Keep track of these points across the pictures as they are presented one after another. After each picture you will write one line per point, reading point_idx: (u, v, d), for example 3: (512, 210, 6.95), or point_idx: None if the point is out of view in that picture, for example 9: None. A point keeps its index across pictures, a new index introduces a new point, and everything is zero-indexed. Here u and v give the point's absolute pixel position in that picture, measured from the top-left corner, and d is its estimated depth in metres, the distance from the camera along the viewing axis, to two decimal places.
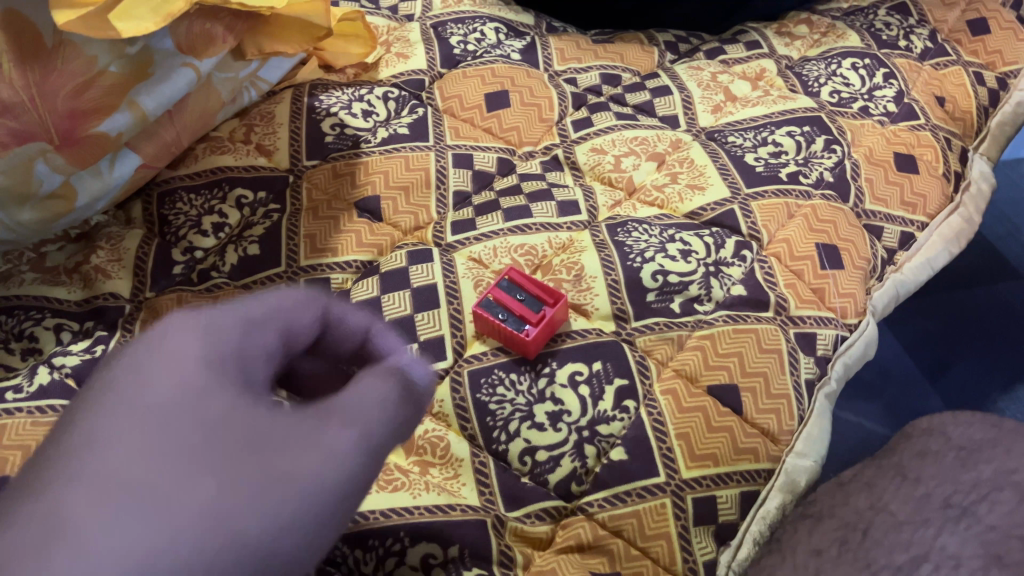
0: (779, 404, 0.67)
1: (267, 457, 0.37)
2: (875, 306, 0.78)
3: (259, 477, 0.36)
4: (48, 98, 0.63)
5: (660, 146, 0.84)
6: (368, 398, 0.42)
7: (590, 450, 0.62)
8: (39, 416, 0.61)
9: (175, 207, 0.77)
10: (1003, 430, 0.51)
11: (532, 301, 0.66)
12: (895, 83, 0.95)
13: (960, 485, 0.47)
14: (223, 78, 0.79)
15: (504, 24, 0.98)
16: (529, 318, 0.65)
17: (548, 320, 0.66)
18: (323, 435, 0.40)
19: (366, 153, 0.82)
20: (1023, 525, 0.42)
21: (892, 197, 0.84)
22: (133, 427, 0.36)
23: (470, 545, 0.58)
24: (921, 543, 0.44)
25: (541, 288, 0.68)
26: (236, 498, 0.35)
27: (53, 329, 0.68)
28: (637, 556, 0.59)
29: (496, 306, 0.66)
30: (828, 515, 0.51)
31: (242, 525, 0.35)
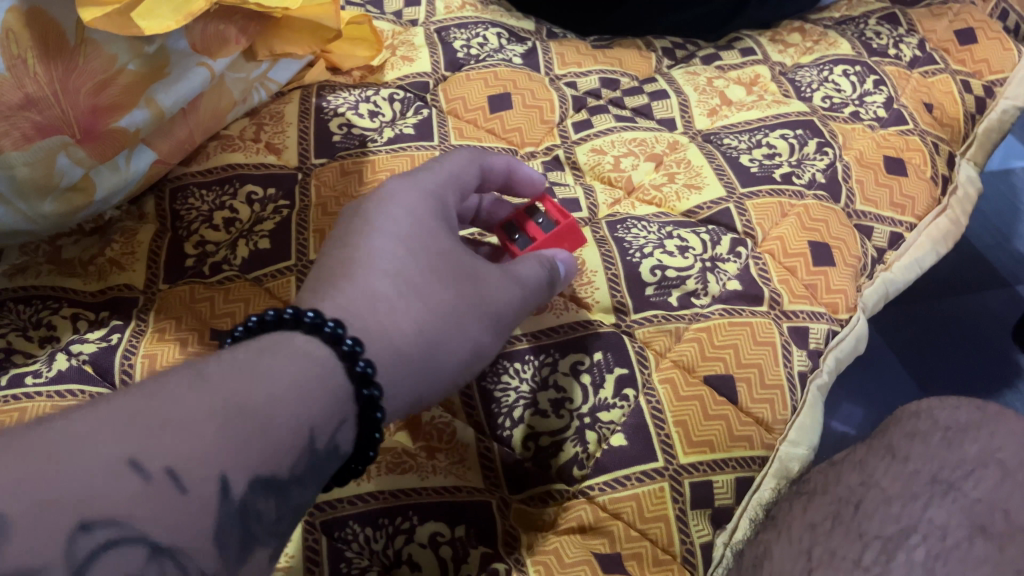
0: (773, 394, 0.69)
1: (457, 305, 0.52)
2: (866, 303, 0.81)
3: (453, 320, 0.51)
4: (70, 94, 0.66)
5: (658, 148, 0.87)
6: (505, 283, 0.57)
7: (592, 436, 0.64)
8: (59, 399, 0.63)
9: (187, 202, 0.79)
10: (987, 412, 0.53)
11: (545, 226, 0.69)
12: (885, 90, 0.98)
13: (947, 464, 0.49)
14: (235, 79, 0.82)
15: (505, 30, 1.01)
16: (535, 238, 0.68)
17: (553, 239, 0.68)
18: (486, 316, 0.54)
19: (374, 152, 0.84)
20: (1006, 500, 0.46)
21: (882, 198, 0.87)
22: (387, 263, 0.51)
23: (476, 526, 0.60)
24: (909, 516, 0.46)
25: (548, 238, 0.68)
26: (440, 327, 0.50)
27: (70, 318, 0.70)
28: (636, 537, 0.61)
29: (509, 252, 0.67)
30: (815, 490, 0.53)
31: (435, 352, 0.50)
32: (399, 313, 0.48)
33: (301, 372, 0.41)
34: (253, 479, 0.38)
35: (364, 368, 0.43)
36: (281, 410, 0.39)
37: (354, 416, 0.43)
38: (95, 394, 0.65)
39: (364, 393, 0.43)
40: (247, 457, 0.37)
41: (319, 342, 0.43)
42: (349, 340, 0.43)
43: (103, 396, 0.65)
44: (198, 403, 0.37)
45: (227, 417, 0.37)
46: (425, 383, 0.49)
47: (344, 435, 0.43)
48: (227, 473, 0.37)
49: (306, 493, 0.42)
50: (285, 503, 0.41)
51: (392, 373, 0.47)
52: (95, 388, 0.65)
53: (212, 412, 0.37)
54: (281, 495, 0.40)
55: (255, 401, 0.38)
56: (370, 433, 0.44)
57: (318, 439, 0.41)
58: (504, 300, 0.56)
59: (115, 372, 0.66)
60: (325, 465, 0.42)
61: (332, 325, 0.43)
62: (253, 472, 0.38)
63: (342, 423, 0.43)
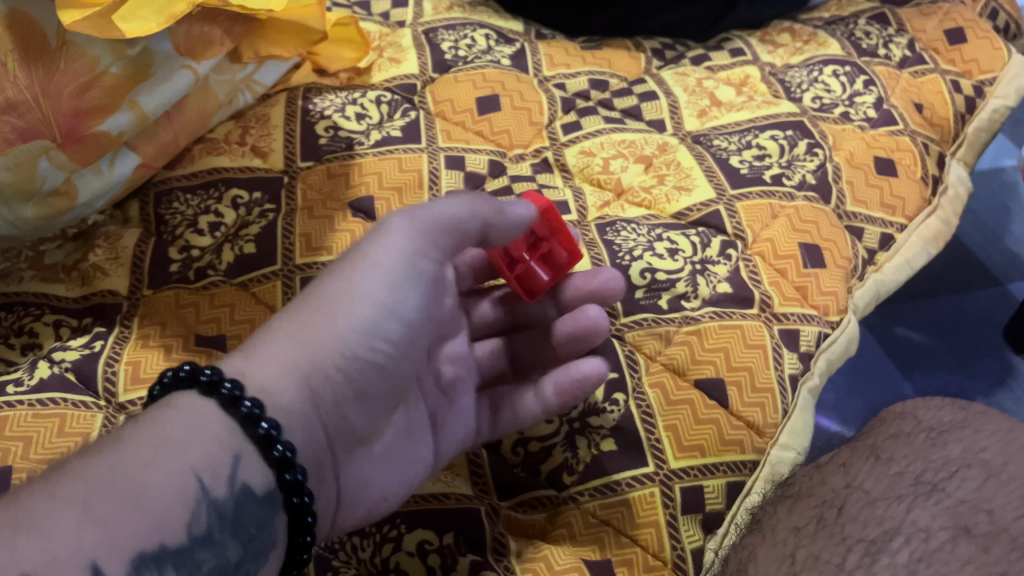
0: (764, 398, 0.68)
1: (342, 275, 0.56)
2: (856, 304, 0.80)
3: (323, 305, 0.54)
4: (51, 97, 0.65)
5: (647, 149, 0.86)
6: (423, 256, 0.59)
7: (582, 441, 0.64)
8: (40, 408, 0.62)
9: (172, 206, 0.78)
10: (971, 411, 0.51)
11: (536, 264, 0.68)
12: (874, 90, 0.98)
13: (930, 464, 0.46)
14: (221, 80, 0.81)
15: (494, 31, 1.01)
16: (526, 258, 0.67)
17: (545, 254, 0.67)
18: (371, 278, 0.56)
19: (360, 155, 0.83)
20: (990, 499, 0.42)
21: (872, 199, 0.87)
22: (289, 311, 0.55)
23: (464, 533, 0.59)
24: (892, 518, 0.43)
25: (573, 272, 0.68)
26: (311, 318, 0.54)
27: (52, 325, 0.69)
28: (626, 544, 0.61)
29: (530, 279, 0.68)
30: (801, 492, 0.50)
31: (304, 340, 0.53)
32: (274, 330, 0.53)
33: (168, 432, 0.44)
34: (131, 556, 0.39)
35: (232, 390, 0.47)
36: (158, 482, 0.42)
37: (246, 447, 0.46)
38: (78, 402, 0.63)
39: (243, 415, 0.47)
40: (118, 534, 0.39)
41: (201, 396, 0.47)
42: (229, 385, 0.47)
43: (86, 404, 0.63)
44: (56, 498, 0.39)
45: (89, 501, 0.39)
46: (305, 373, 0.51)
47: (243, 469, 0.46)
48: (98, 559, 0.38)
49: (219, 538, 0.44)
50: (191, 563, 0.42)
51: (261, 377, 0.50)
52: (78, 396, 0.64)
53: (74, 499, 0.39)
54: (182, 558, 0.42)
55: (118, 478, 0.41)
56: (274, 460, 0.47)
57: (204, 483, 0.44)
58: (396, 256, 0.57)
59: (98, 380, 0.65)
60: (227, 509, 0.44)
61: (205, 373, 0.47)
62: (131, 547, 0.39)
63: (233, 459, 0.46)
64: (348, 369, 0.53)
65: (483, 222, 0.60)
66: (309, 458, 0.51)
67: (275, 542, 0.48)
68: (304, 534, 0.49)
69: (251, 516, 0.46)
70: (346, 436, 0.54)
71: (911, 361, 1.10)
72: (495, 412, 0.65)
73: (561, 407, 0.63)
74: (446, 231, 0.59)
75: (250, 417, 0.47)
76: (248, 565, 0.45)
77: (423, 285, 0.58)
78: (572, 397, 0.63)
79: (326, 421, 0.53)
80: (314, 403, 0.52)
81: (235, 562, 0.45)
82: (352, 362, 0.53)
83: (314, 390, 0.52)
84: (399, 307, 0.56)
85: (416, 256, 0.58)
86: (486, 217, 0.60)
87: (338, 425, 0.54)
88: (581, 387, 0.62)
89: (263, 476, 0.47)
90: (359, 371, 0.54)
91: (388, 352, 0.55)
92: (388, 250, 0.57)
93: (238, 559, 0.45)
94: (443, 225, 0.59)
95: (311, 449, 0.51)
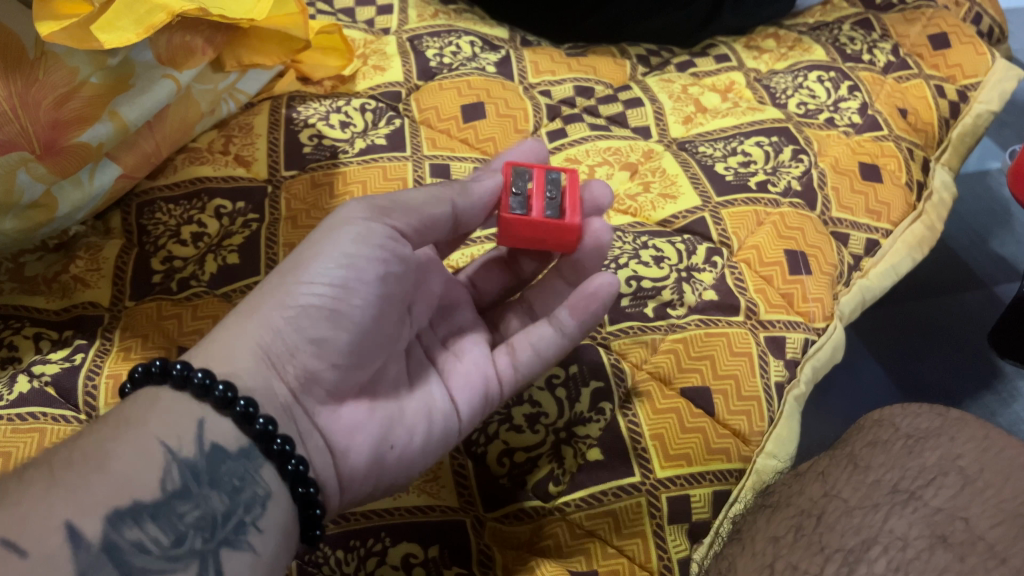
0: (750, 406, 0.68)
1: (306, 239, 0.56)
2: (842, 310, 0.80)
3: (283, 270, 0.55)
4: (29, 108, 0.64)
5: (633, 156, 0.86)
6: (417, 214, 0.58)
7: (568, 451, 0.64)
8: (19, 423, 0.62)
9: (154, 216, 0.78)
10: (949, 417, 0.50)
11: (557, 206, 0.62)
12: (859, 96, 0.98)
13: (908, 472, 0.46)
14: (202, 90, 0.81)
15: (480, 38, 1.01)
16: (535, 209, 0.62)
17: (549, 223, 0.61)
18: (332, 240, 0.54)
19: (344, 163, 0.83)
20: (966, 507, 0.42)
21: (858, 205, 0.87)
22: (248, 296, 0.55)
23: (449, 546, 0.58)
24: (870, 527, 0.43)
25: (575, 200, 0.63)
26: (270, 278, 0.55)
27: (32, 338, 0.69)
28: (613, 554, 0.60)
29: (523, 176, 0.63)
30: (780, 501, 0.50)
31: (258, 298, 0.54)
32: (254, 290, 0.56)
33: (123, 413, 0.45)
34: (106, 511, 0.40)
35: (182, 369, 0.47)
36: (119, 448, 0.43)
37: (209, 410, 0.47)
38: (57, 416, 0.63)
39: (197, 386, 0.47)
40: (87, 495, 0.40)
41: (156, 387, 0.48)
42: (178, 365, 0.47)
43: (67, 418, 0.63)
44: (18, 479, 0.40)
45: (54, 474, 0.40)
46: (254, 333, 0.52)
47: (210, 429, 0.47)
48: (72, 518, 0.39)
49: (198, 491, 0.44)
50: (171, 516, 0.43)
51: (216, 343, 0.52)
52: (57, 410, 0.63)
53: (39, 477, 0.40)
54: (159, 511, 0.42)
55: (75, 454, 0.42)
56: (238, 416, 0.48)
57: (170, 446, 0.44)
58: (352, 223, 0.55)
59: (78, 394, 0.64)
60: (200, 466, 0.45)
61: (157, 364, 0.48)
62: (104, 504, 0.40)
63: (197, 423, 0.46)
64: (298, 324, 0.52)
65: (453, 204, 0.60)
66: (280, 413, 0.51)
67: (271, 494, 0.48)
68: (302, 482, 0.49)
69: (230, 469, 0.46)
70: (318, 387, 0.53)
71: (900, 359, 1.11)
72: (512, 355, 0.64)
73: (579, 327, 0.63)
74: (412, 208, 0.58)
75: (204, 387, 0.47)
76: (241, 512, 0.46)
77: (388, 248, 0.56)
78: (585, 313, 0.62)
79: (288, 378, 0.52)
80: (268, 361, 0.52)
81: (224, 512, 0.45)
82: (303, 317, 0.53)
83: (268, 349, 0.52)
84: (355, 266, 0.54)
85: (372, 221, 0.56)
86: (453, 201, 0.60)
87: (308, 380, 0.53)
88: (592, 296, 0.62)
89: (235, 436, 0.48)
90: (312, 325, 0.53)
91: (349, 308, 0.54)
92: (346, 216, 0.56)
93: (226, 509, 0.45)
94: (401, 203, 0.58)
95: (276, 404, 0.51)
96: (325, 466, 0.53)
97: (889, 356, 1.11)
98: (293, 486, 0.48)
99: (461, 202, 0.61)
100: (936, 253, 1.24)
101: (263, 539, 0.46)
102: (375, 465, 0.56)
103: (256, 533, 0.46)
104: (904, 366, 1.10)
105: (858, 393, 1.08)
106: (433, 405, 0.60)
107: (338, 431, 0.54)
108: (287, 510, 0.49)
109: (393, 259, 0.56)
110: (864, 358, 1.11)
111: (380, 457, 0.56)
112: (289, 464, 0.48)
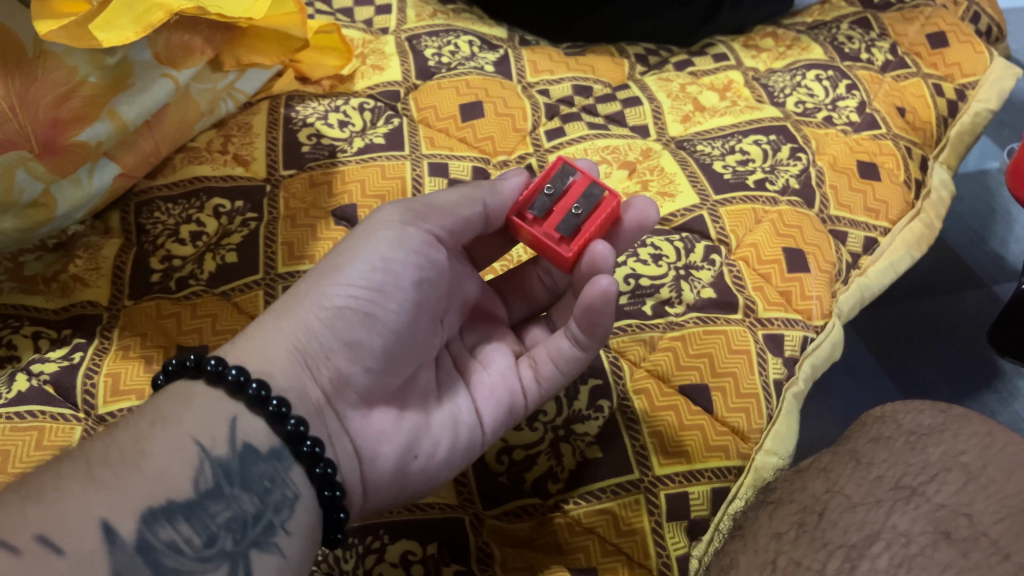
0: (748, 403, 0.68)
1: (342, 242, 0.57)
2: (840, 308, 0.80)
3: (319, 272, 0.55)
4: (28, 107, 0.64)
5: (631, 155, 0.86)
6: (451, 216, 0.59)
7: (567, 448, 0.64)
8: (18, 421, 0.62)
9: (153, 216, 0.78)
10: (951, 414, 0.50)
11: (570, 225, 0.61)
12: (857, 94, 0.99)
13: (910, 469, 0.46)
14: (201, 89, 0.81)
15: (478, 38, 1.01)
16: (546, 224, 0.62)
17: (550, 246, 0.61)
18: (367, 243, 0.55)
19: (343, 163, 0.83)
20: (969, 504, 0.42)
21: (856, 203, 0.87)
22: (282, 296, 0.55)
23: (448, 543, 0.58)
24: (873, 523, 0.43)
25: (591, 226, 0.61)
26: (307, 280, 0.55)
27: (30, 337, 0.69)
28: (611, 552, 0.60)
29: (558, 184, 0.63)
30: (780, 497, 0.50)
31: (295, 298, 0.54)
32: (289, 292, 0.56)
33: (158, 408, 0.45)
34: (141, 511, 0.40)
35: (216, 365, 0.47)
36: (155, 445, 0.43)
37: (241, 408, 0.47)
38: (56, 415, 0.63)
39: (231, 383, 0.47)
40: (124, 494, 0.40)
41: (191, 381, 0.48)
42: (212, 361, 0.48)
43: (66, 416, 0.63)
44: (56, 472, 0.40)
45: (91, 471, 0.41)
46: (289, 332, 0.52)
47: (242, 428, 0.47)
48: (108, 517, 0.39)
49: (230, 491, 0.44)
50: (204, 515, 0.43)
51: (251, 341, 0.52)
52: (56, 409, 0.63)
53: (77, 472, 0.40)
54: (192, 511, 0.42)
55: (111, 450, 0.42)
56: (269, 415, 0.48)
57: (203, 446, 0.45)
58: (387, 227, 0.56)
59: (77, 393, 0.64)
60: (233, 466, 0.45)
61: (191, 359, 0.49)
62: (139, 504, 0.40)
63: (230, 421, 0.46)
64: (334, 325, 0.53)
65: (483, 203, 0.61)
66: (311, 416, 0.51)
67: (299, 496, 0.48)
68: (329, 485, 0.49)
69: (260, 470, 0.46)
70: (348, 392, 0.53)
71: (899, 358, 1.11)
72: (535, 368, 0.63)
73: (595, 341, 0.60)
74: (448, 213, 0.59)
75: (238, 384, 0.47)
76: (271, 514, 0.45)
77: (423, 254, 0.56)
78: (596, 330, 0.59)
79: (320, 379, 0.52)
80: (303, 361, 0.52)
81: (254, 513, 0.45)
82: (338, 319, 0.53)
83: (302, 349, 0.52)
84: (390, 270, 0.55)
85: (408, 225, 0.57)
86: (483, 201, 0.61)
87: (339, 382, 0.53)
88: (594, 309, 0.58)
89: (265, 435, 0.48)
90: (347, 327, 0.53)
91: (383, 312, 0.54)
92: (383, 219, 0.57)
93: (257, 510, 0.45)
94: (434, 206, 0.59)
95: (308, 407, 0.51)
96: (351, 471, 0.53)
97: (888, 355, 1.11)
98: (320, 489, 0.49)
99: (491, 203, 0.61)
100: (935, 252, 1.24)
101: (291, 542, 0.46)
102: (399, 474, 0.55)
103: (285, 535, 0.46)
104: (903, 365, 1.10)
105: (856, 391, 1.08)
106: (459, 416, 0.60)
107: (366, 437, 0.54)
108: (314, 513, 0.49)
109: (427, 266, 0.56)
110: (863, 357, 1.11)
111: (404, 466, 0.55)
112: (317, 467, 0.48)
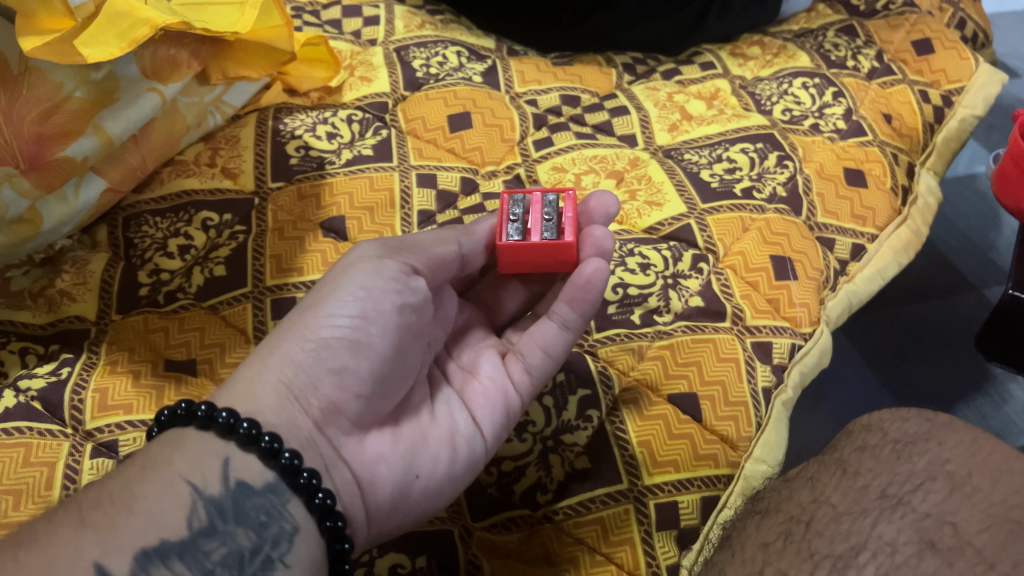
0: (737, 411, 0.68)
1: (322, 280, 0.58)
2: (829, 315, 0.80)
3: (301, 309, 0.56)
4: (12, 123, 0.65)
5: (619, 164, 0.87)
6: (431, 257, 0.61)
7: (555, 459, 0.64)
8: (5, 438, 0.61)
9: (140, 230, 0.78)
10: (937, 422, 0.50)
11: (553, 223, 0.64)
12: (843, 102, 0.99)
13: (896, 477, 0.46)
14: (188, 103, 0.81)
15: (466, 48, 1.01)
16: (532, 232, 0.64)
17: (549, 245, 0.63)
18: (345, 276, 0.56)
19: (331, 175, 0.83)
20: (955, 512, 0.43)
21: (843, 210, 0.87)
22: (266, 340, 0.55)
23: (437, 556, 0.58)
24: (859, 532, 0.43)
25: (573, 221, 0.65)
26: (290, 319, 0.55)
27: (17, 352, 0.68)
28: (601, 561, 0.60)
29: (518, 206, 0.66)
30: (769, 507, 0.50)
31: (278, 337, 0.54)
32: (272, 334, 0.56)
33: (152, 454, 0.46)
34: (133, 551, 0.41)
35: (206, 410, 0.48)
36: (147, 488, 0.43)
37: (233, 448, 0.47)
38: (43, 431, 0.62)
39: (221, 425, 0.47)
40: (116, 536, 0.41)
41: (183, 428, 0.48)
42: (203, 406, 0.48)
43: (52, 432, 0.63)
44: (49, 520, 0.41)
45: (83, 516, 0.41)
46: (276, 369, 0.52)
47: (235, 466, 0.47)
48: (100, 559, 0.40)
49: (224, 528, 0.44)
50: (198, 554, 0.43)
51: (239, 384, 0.52)
52: (43, 425, 0.63)
53: (69, 519, 0.41)
54: (185, 550, 0.42)
55: (103, 494, 0.43)
56: (262, 452, 0.47)
57: (195, 485, 0.45)
58: (364, 260, 0.57)
59: (64, 409, 0.64)
60: (226, 503, 0.45)
61: (182, 407, 0.49)
62: (132, 545, 0.41)
63: (221, 461, 0.47)
64: (320, 356, 0.53)
65: (460, 243, 0.63)
66: (304, 447, 0.50)
67: (298, 529, 0.47)
68: (330, 515, 0.48)
69: (256, 505, 0.46)
70: (342, 421, 0.53)
71: (893, 362, 1.11)
72: (523, 361, 0.63)
73: (580, 317, 0.62)
74: (422, 247, 0.60)
75: (228, 426, 0.47)
76: (268, 548, 0.45)
77: (402, 281, 0.57)
78: (583, 304, 0.62)
79: (312, 410, 0.52)
80: (291, 395, 0.51)
81: (251, 548, 0.45)
82: (323, 350, 0.53)
83: (290, 384, 0.52)
84: (372, 296, 0.55)
85: (384, 257, 0.57)
86: (459, 242, 0.64)
87: (330, 411, 0.52)
88: (582, 288, 0.61)
89: (259, 471, 0.47)
90: (333, 356, 0.53)
91: (368, 337, 0.54)
92: (359, 254, 0.58)
93: (254, 544, 0.45)
94: (410, 243, 0.60)
95: (300, 438, 0.50)
96: (352, 497, 0.52)
97: (882, 360, 1.12)
98: (321, 520, 0.48)
99: (466, 242, 0.64)
100: (924, 257, 1.25)
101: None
102: (400, 496, 0.54)
103: (284, 569, 0.45)
104: (898, 369, 1.11)
105: (852, 396, 1.08)
106: (456, 428, 0.59)
107: (365, 462, 0.53)
108: (318, 544, 0.48)
109: (407, 291, 0.57)
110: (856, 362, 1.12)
111: (406, 487, 0.55)
112: (316, 497, 0.47)
